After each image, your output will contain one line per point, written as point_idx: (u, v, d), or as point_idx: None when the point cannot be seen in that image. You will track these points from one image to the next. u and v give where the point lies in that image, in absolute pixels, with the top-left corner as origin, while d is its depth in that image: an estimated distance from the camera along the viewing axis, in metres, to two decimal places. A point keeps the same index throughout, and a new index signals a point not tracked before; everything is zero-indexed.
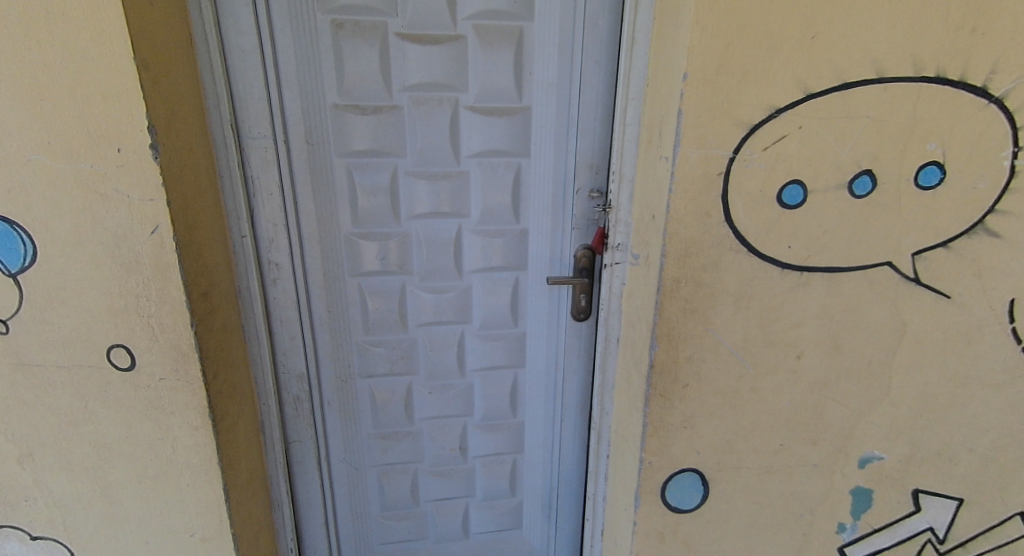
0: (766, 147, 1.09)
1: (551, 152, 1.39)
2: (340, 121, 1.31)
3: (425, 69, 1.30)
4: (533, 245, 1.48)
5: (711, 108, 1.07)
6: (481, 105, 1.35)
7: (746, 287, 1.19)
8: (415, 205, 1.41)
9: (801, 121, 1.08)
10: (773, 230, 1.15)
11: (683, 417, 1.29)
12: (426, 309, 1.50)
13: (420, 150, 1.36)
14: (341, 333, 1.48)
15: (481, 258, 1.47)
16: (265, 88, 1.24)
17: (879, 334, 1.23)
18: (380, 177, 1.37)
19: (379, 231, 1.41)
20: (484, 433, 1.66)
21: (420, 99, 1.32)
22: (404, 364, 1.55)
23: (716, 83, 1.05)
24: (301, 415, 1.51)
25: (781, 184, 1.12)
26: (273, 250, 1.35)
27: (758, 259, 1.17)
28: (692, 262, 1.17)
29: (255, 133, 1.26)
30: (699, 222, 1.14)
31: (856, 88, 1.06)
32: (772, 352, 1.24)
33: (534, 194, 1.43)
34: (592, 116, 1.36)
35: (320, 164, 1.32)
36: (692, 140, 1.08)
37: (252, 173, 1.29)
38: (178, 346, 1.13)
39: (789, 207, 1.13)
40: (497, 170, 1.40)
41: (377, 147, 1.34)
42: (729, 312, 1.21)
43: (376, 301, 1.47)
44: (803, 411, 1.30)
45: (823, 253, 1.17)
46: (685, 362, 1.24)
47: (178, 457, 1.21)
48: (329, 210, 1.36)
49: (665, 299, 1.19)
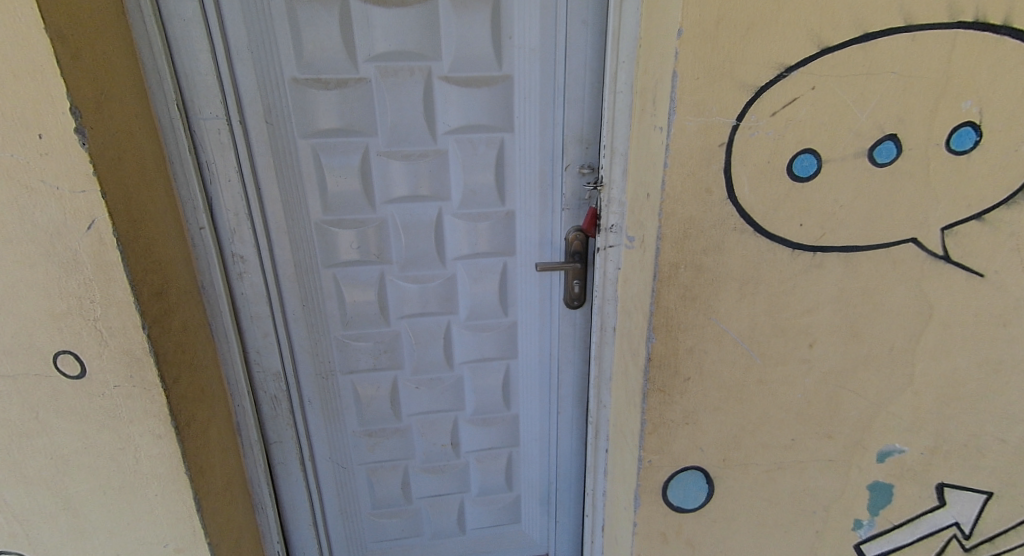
0: (776, 112, 0.96)
1: (536, 125, 1.27)
2: (301, 97, 1.19)
3: (393, 36, 1.17)
4: (520, 228, 1.37)
5: (711, 69, 0.93)
6: (458, 75, 1.22)
7: (753, 271, 1.07)
8: (390, 188, 1.30)
9: (816, 81, 0.94)
10: (783, 206, 1.02)
11: (685, 413, 1.18)
12: (409, 300, 1.41)
13: (392, 127, 1.24)
14: (318, 329, 1.38)
15: (466, 243, 1.37)
16: (213, 61, 1.12)
17: (902, 318, 1.11)
18: (350, 159, 1.25)
19: (352, 217, 1.31)
20: (476, 427, 1.58)
21: (388, 70, 1.20)
22: (389, 358, 1.46)
23: (716, 39, 0.92)
24: (280, 415, 1.42)
25: (792, 155, 0.99)
26: (236, 242, 1.24)
27: (766, 239, 1.05)
28: (692, 244, 1.05)
29: (205, 112, 1.14)
30: (699, 200, 1.02)
31: (880, 39, 0.92)
32: (781, 341, 1.13)
33: (520, 172, 1.31)
34: (581, 85, 1.23)
35: (284, 146, 1.21)
36: (689, 108, 0.96)
37: (206, 157, 1.17)
38: (130, 350, 1.04)
39: (800, 180, 1.01)
40: (477, 147, 1.28)
41: (346, 125, 1.23)
42: (734, 299, 1.10)
43: (354, 294, 1.37)
44: (817, 404, 1.19)
45: (839, 230, 1.04)
46: (685, 354, 1.13)
47: (142, 468, 1.13)
48: (297, 197, 1.26)
49: (662, 286, 1.08)
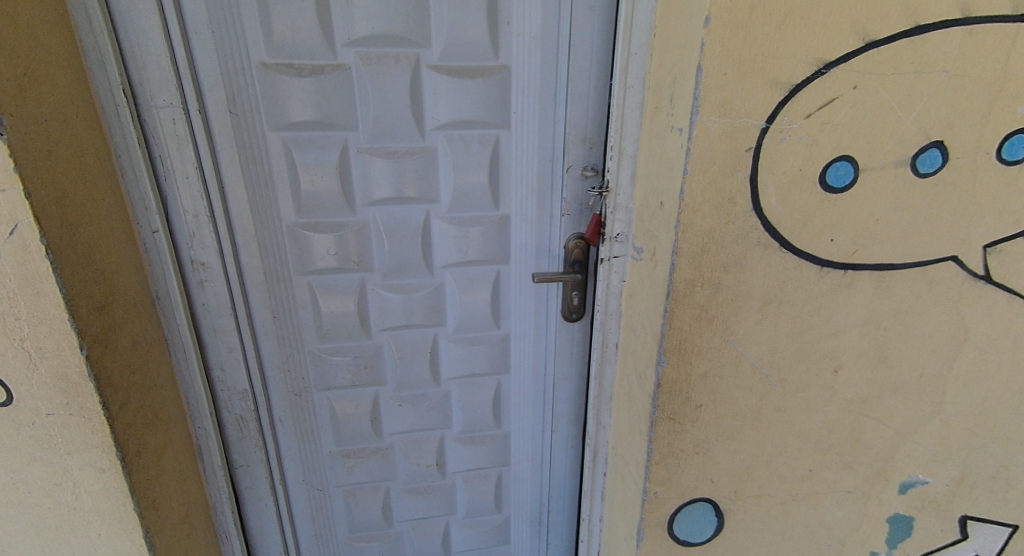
0: (811, 113, 0.85)
1: (535, 122, 1.15)
2: (271, 84, 1.05)
3: (377, 17, 1.04)
4: (515, 234, 1.25)
5: (741, 63, 0.82)
6: (449, 64, 1.09)
7: (776, 291, 0.97)
8: (372, 188, 1.16)
9: (858, 79, 0.83)
10: (813, 219, 0.91)
11: (696, 442, 1.08)
12: (392, 312, 1.28)
13: (374, 121, 1.11)
14: (290, 343, 1.25)
15: (455, 250, 1.25)
16: (167, 41, 0.97)
17: (936, 342, 1.01)
18: (327, 155, 1.12)
19: (329, 220, 1.17)
20: (464, 447, 1.46)
21: (370, 56, 1.06)
22: (369, 374, 1.33)
23: (748, 29, 0.80)
24: (248, 436, 1.29)
25: (827, 162, 0.88)
26: (195, 247, 1.10)
27: (793, 256, 0.94)
28: (710, 260, 0.94)
29: (158, 100, 1.00)
30: (720, 211, 0.91)
31: (933, 32, 0.81)
32: (803, 367, 1.02)
33: (516, 173, 1.19)
34: (586, 79, 1.12)
35: (250, 139, 1.07)
36: (714, 107, 0.84)
37: (159, 151, 1.03)
38: (65, 375, 0.90)
39: (834, 190, 0.90)
40: (469, 145, 1.16)
41: (322, 117, 1.09)
42: (754, 321, 0.99)
43: (331, 304, 1.24)
44: (839, 434, 1.08)
45: (874, 247, 0.94)
46: (698, 379, 1.02)
47: (82, 505, 0.99)
48: (267, 197, 1.12)
49: (676, 306, 0.96)
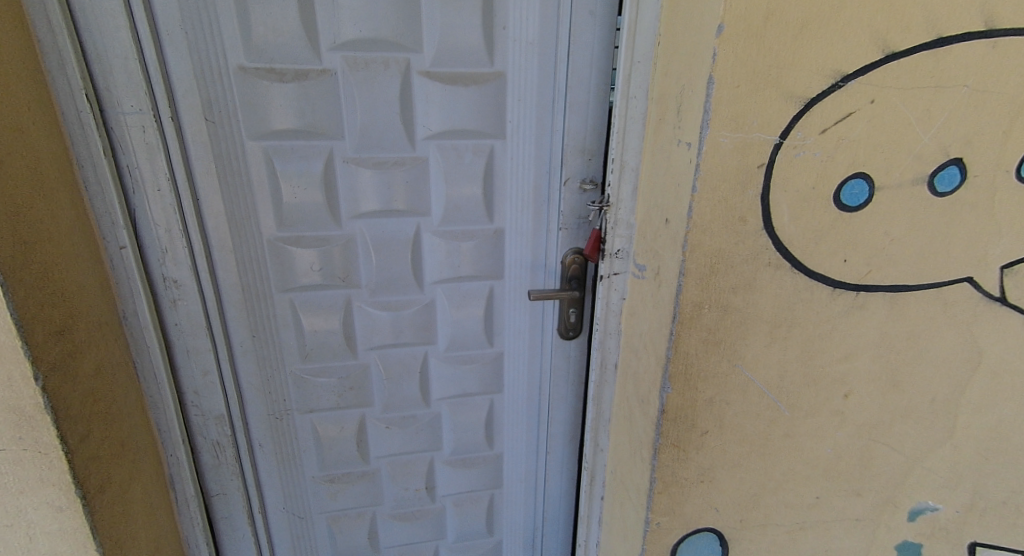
0: (827, 128, 0.80)
1: (532, 132, 1.09)
2: (250, 90, 0.98)
3: (364, 20, 0.98)
4: (510, 249, 1.19)
5: (755, 75, 0.77)
6: (441, 71, 1.04)
7: (787, 313, 0.92)
8: (359, 201, 1.10)
9: (876, 93, 0.78)
10: (827, 239, 0.87)
11: (701, 470, 1.02)
12: (380, 330, 1.21)
13: (361, 130, 1.05)
14: (271, 363, 1.18)
15: (447, 266, 1.19)
16: (136, 43, 0.91)
17: (951, 366, 0.97)
18: (310, 166, 1.05)
19: (313, 234, 1.10)
20: (455, 469, 1.40)
21: (356, 62, 1.00)
22: (355, 396, 1.26)
23: (763, 38, 0.75)
24: (224, 463, 1.21)
25: (842, 180, 0.83)
26: (168, 264, 1.03)
27: (805, 277, 0.89)
28: (718, 281, 0.89)
29: (126, 106, 0.93)
30: (730, 230, 0.86)
31: (956, 44, 0.77)
32: (814, 392, 0.97)
33: (512, 185, 1.13)
34: (585, 88, 1.06)
35: (228, 149, 1.00)
36: (725, 122, 0.79)
37: (127, 162, 0.96)
38: (18, 407, 0.81)
39: (849, 209, 0.85)
40: (462, 156, 1.10)
41: (306, 125, 1.02)
42: (763, 344, 0.94)
43: (315, 322, 1.17)
44: (850, 461, 1.03)
45: (889, 268, 0.89)
46: (704, 405, 0.97)
47: (38, 546, 0.89)
48: (246, 210, 1.05)
49: (682, 329, 0.91)
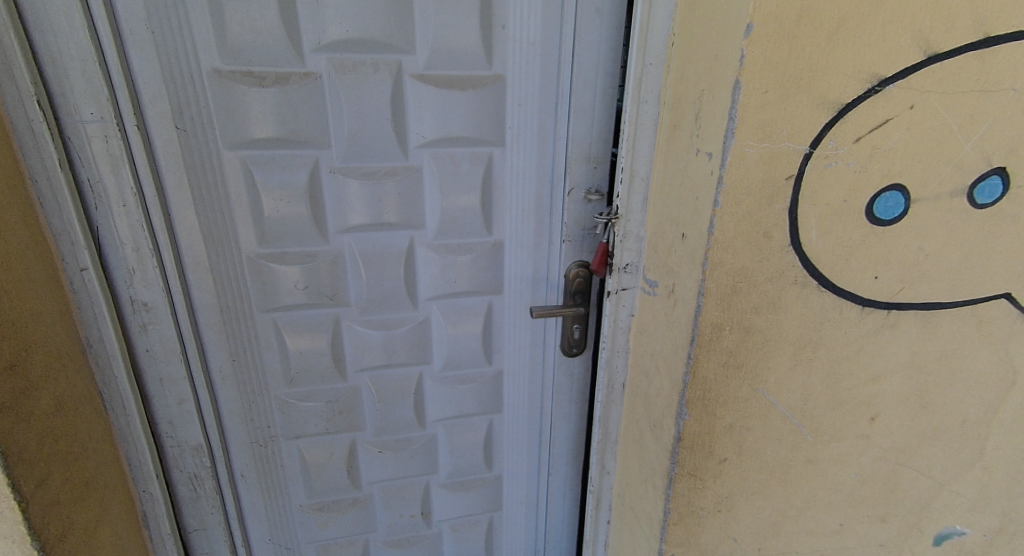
0: (861, 137, 0.74)
1: (534, 139, 1.02)
2: (227, 95, 0.89)
3: (351, 18, 0.89)
4: (510, 263, 1.12)
5: (785, 80, 0.71)
6: (436, 74, 0.96)
7: (813, 335, 0.85)
8: (347, 214, 1.02)
9: (916, 98, 0.72)
10: (858, 255, 0.80)
11: (718, 499, 0.96)
12: (371, 350, 1.13)
13: (349, 137, 0.96)
14: (253, 389, 1.09)
15: (442, 281, 1.11)
16: (95, 43, 0.81)
17: (982, 386, 0.91)
18: (294, 176, 0.96)
19: (297, 251, 1.02)
20: (451, 493, 1.32)
21: (343, 64, 0.92)
22: (344, 421, 1.18)
23: (793, 40, 0.69)
24: (203, 496, 1.13)
25: (876, 192, 0.77)
26: (136, 286, 0.94)
27: (833, 296, 0.83)
28: (741, 301, 0.82)
29: (85, 113, 0.84)
30: (754, 246, 0.79)
31: (1001, 46, 0.71)
32: (839, 417, 0.91)
33: (512, 195, 1.06)
34: (591, 91, 0.99)
35: (201, 159, 0.91)
36: (751, 130, 0.73)
37: (88, 175, 0.87)
38: None
39: (882, 223, 0.79)
40: (459, 165, 1.02)
41: (288, 133, 0.94)
42: (787, 367, 0.87)
43: (300, 343, 1.08)
44: (875, 487, 0.97)
45: (923, 285, 0.83)
46: (723, 432, 0.90)
47: None
48: (223, 226, 0.96)
49: (701, 353, 0.84)
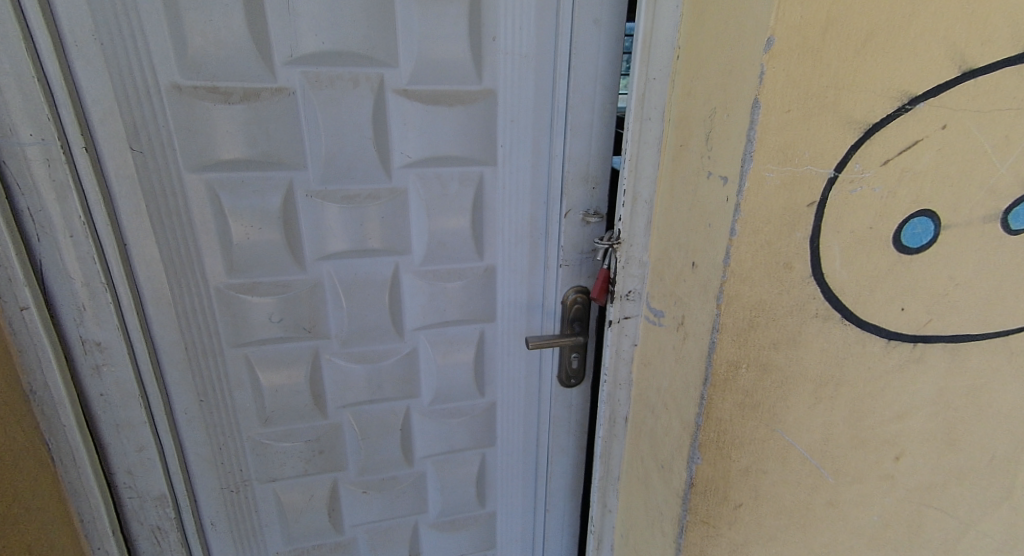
0: (889, 159, 0.67)
1: (528, 157, 0.94)
2: (188, 113, 0.80)
3: (327, 28, 0.81)
4: (503, 289, 1.04)
5: (807, 98, 0.64)
6: (421, 89, 0.88)
7: (836, 371, 0.78)
8: (326, 240, 0.93)
9: (949, 117, 0.66)
10: (885, 286, 0.73)
11: (733, 547, 0.88)
12: (353, 386, 1.05)
13: (326, 158, 0.88)
14: (223, 431, 1.00)
15: (430, 310, 1.03)
16: (33, 57, 0.73)
17: (1012, 421, 0.85)
18: (266, 200, 0.88)
19: (271, 281, 0.93)
20: (442, 533, 1.24)
21: (319, 78, 0.84)
22: (325, 461, 1.09)
23: (817, 55, 0.63)
24: (167, 550, 1.03)
25: (905, 219, 0.70)
26: (86, 324, 0.85)
27: (858, 331, 0.76)
28: (758, 337, 0.75)
29: (23, 135, 0.75)
30: (773, 278, 0.72)
31: None
32: (863, 457, 0.84)
33: (505, 218, 0.98)
34: (588, 107, 0.92)
35: (160, 183, 0.83)
36: (771, 153, 0.66)
37: (28, 204, 0.78)
38: None
39: (910, 251, 0.72)
40: (447, 186, 0.95)
41: (259, 154, 0.85)
42: (807, 406, 0.80)
43: (276, 380, 0.99)
44: (899, 530, 0.90)
45: (952, 317, 0.76)
46: (738, 476, 0.83)
47: None
48: (186, 256, 0.87)
49: (715, 393, 0.77)
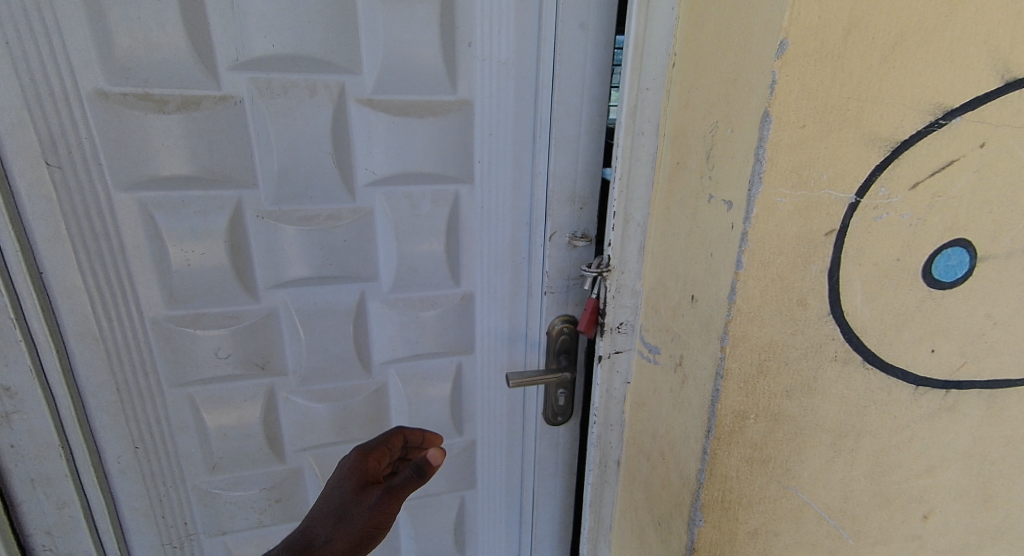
0: (919, 182, 0.58)
1: (508, 175, 0.85)
2: (116, 124, 0.71)
3: (279, 29, 0.72)
4: (481, 319, 0.94)
5: (826, 111, 0.55)
6: (388, 99, 0.79)
7: (857, 422, 0.68)
8: (281, 267, 0.83)
9: (988, 134, 0.57)
10: (913, 325, 0.64)
11: None
12: (315, 426, 0.94)
13: (280, 176, 0.78)
14: (164, 480, 0.89)
15: (401, 343, 0.93)
16: None
17: None
18: (210, 222, 0.78)
19: (218, 312, 0.83)
20: None
21: (270, 86, 0.74)
22: (284, 510, 0.98)
23: (838, 61, 0.53)
24: None
25: (937, 249, 0.61)
26: None
27: (882, 377, 0.66)
28: (768, 383, 0.65)
29: None
30: (785, 317, 0.62)
31: None
32: (886, 516, 0.74)
33: (483, 241, 0.89)
34: (575, 120, 0.83)
35: (84, 204, 0.73)
36: (784, 175, 0.57)
37: None
38: None
39: (942, 287, 0.63)
40: (418, 206, 0.85)
41: (201, 170, 0.75)
42: (824, 461, 0.70)
43: (225, 422, 0.89)
44: None
45: (987, 360, 0.67)
46: (746, 539, 0.73)
47: None
48: (116, 287, 0.77)
49: (719, 447, 0.67)
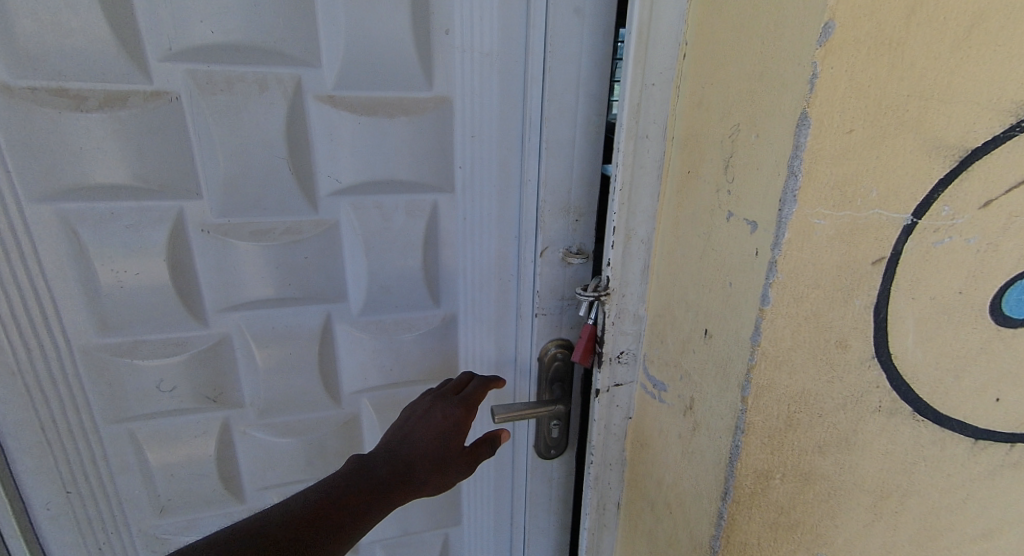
0: (992, 200, 0.47)
1: (493, 182, 0.74)
2: (26, 125, 0.60)
3: (218, 14, 0.61)
4: (465, 344, 0.83)
5: (878, 112, 0.44)
6: (352, 96, 0.68)
7: (904, 483, 0.57)
8: (232, 288, 0.72)
9: None
10: (975, 372, 0.53)
11: None
12: (277, 464, 0.83)
13: (226, 185, 0.67)
14: (103, 526, 0.80)
15: (373, 372, 0.82)
16: None
17: None
18: (145, 238, 0.67)
19: (161, 339, 0.72)
20: None
21: (212, 81, 0.63)
22: None
23: (896, 50, 0.42)
24: None
25: (1010, 281, 0.50)
26: None
27: (936, 432, 0.55)
28: (797, 437, 0.55)
29: None
30: (819, 361, 0.52)
31: None
32: None
33: (465, 257, 0.78)
34: (570, 121, 0.71)
35: None
36: (823, 191, 0.46)
37: None
38: None
39: (1014, 326, 0.51)
40: (390, 218, 0.74)
41: (131, 178, 0.65)
42: (861, 526, 0.59)
43: (172, 461, 0.79)
44: None
45: None
46: None
47: None
48: (35, 313, 0.67)
49: (736, 510, 0.57)
